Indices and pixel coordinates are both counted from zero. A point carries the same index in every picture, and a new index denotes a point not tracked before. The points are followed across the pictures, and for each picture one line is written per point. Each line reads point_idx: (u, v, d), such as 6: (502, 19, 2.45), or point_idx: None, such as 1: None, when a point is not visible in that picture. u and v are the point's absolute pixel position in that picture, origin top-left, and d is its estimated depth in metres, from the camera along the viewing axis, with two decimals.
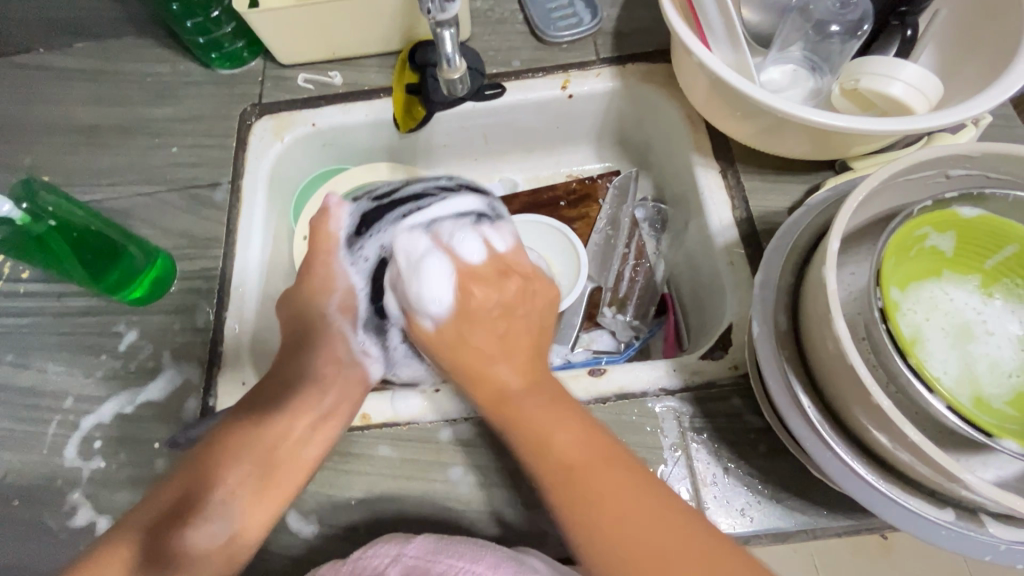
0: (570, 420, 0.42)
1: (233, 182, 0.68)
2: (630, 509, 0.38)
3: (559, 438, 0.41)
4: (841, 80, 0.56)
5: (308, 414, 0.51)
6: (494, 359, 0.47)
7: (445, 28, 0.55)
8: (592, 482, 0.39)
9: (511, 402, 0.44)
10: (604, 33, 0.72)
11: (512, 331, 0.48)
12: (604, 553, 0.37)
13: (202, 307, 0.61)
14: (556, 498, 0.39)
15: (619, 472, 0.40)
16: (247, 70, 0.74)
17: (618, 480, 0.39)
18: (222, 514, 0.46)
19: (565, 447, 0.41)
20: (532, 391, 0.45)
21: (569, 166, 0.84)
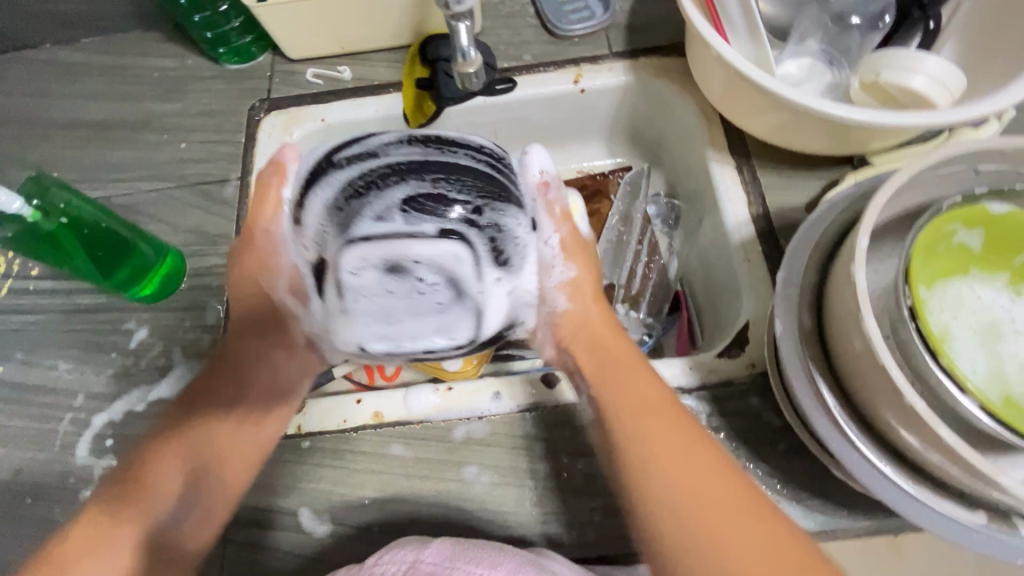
0: (645, 377, 0.48)
1: (242, 178, 0.67)
2: (688, 457, 0.42)
3: (662, 436, 0.43)
4: (862, 73, 0.55)
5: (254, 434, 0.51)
6: (597, 363, 0.49)
7: (461, 20, 0.55)
8: (664, 437, 0.43)
9: (612, 374, 0.48)
10: (617, 27, 0.71)
11: (598, 356, 0.50)
12: (657, 482, 0.42)
13: (213, 304, 0.61)
14: (627, 437, 0.44)
15: (681, 423, 0.44)
16: (256, 65, 0.73)
17: (677, 434, 0.43)
18: (188, 499, 0.48)
19: (637, 391, 0.46)
20: (645, 379, 0.48)
21: (580, 161, 0.82)
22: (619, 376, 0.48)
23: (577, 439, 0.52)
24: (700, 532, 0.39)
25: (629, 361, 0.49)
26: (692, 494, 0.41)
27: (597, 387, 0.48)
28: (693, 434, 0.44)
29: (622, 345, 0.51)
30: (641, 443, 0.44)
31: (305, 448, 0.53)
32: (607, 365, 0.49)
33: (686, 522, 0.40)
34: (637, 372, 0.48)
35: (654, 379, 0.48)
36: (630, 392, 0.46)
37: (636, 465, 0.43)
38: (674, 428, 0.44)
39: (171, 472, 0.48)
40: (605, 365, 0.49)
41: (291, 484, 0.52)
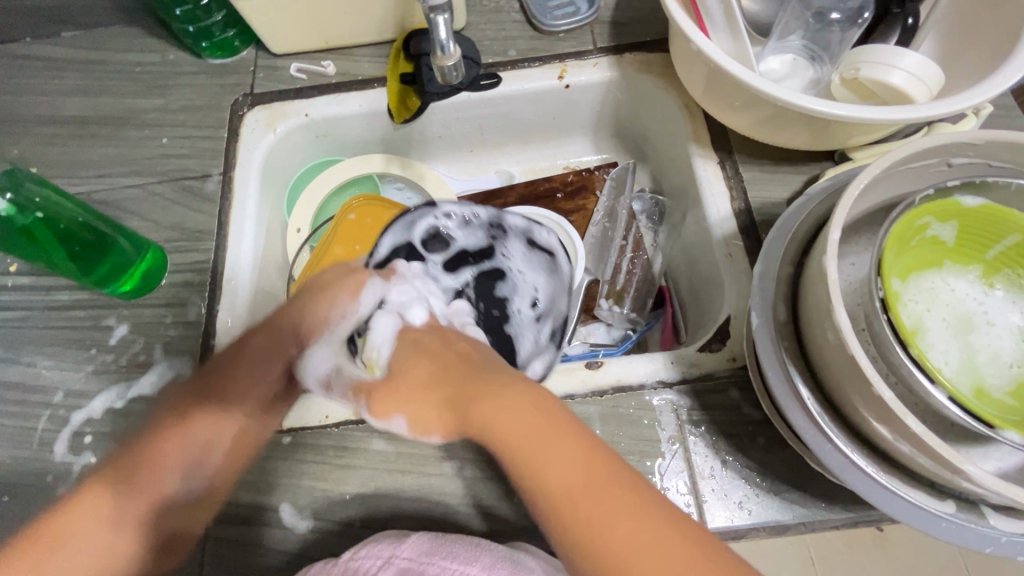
0: (516, 399, 0.36)
1: (225, 174, 0.67)
2: (580, 482, 0.33)
3: (525, 447, 0.34)
4: (842, 69, 0.55)
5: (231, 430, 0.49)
6: (470, 402, 0.38)
7: (439, 13, 0.54)
8: (551, 461, 0.33)
9: (465, 397, 0.39)
10: (601, 22, 0.71)
11: (448, 392, 0.41)
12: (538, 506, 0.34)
13: (194, 300, 0.61)
14: (526, 484, 0.34)
15: (568, 445, 0.34)
16: (239, 60, 0.72)
17: (567, 457, 0.34)
18: (191, 475, 0.47)
19: (513, 424, 0.35)
20: (493, 388, 0.38)
21: (566, 158, 0.83)
22: (501, 417, 0.36)
23: None
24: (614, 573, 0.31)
25: (496, 391, 0.37)
26: (601, 528, 0.32)
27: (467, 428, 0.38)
28: (579, 447, 0.34)
29: (471, 374, 0.41)
30: (539, 488, 0.33)
31: (286, 443, 0.53)
32: (461, 399, 0.39)
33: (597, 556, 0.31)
34: (492, 399, 0.37)
35: (531, 396, 0.37)
36: (513, 426, 0.35)
37: (532, 500, 0.34)
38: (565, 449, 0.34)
39: (173, 451, 0.47)
40: (463, 398, 0.39)
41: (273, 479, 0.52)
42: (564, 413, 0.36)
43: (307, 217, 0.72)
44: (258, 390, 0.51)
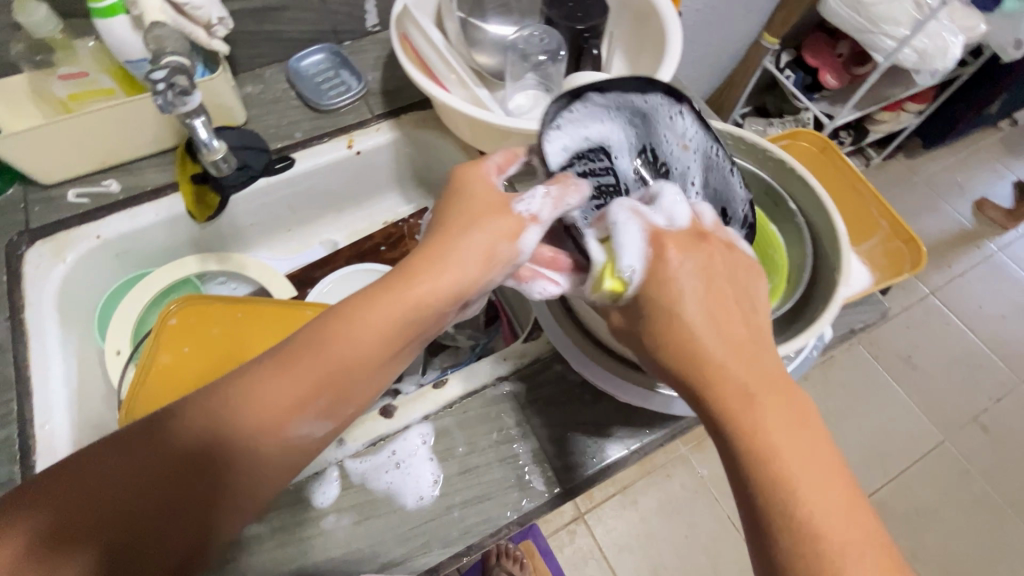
0: (788, 394, 0.37)
1: (12, 318, 0.62)
2: (808, 455, 0.36)
3: (763, 388, 0.37)
4: (566, 95, 0.71)
5: (292, 400, 0.42)
6: (738, 337, 0.39)
7: (194, 117, 0.61)
8: (805, 426, 0.37)
9: (735, 408, 0.37)
10: (373, 94, 0.81)
11: (710, 303, 0.40)
12: (746, 453, 0.36)
13: (0, 459, 0.55)
14: (715, 411, 0.37)
15: (781, 394, 0.37)
16: (5, 199, 0.69)
17: (796, 416, 0.37)
18: (254, 469, 0.42)
19: (758, 387, 0.37)
20: (736, 363, 0.38)
21: (382, 215, 0.90)
22: (729, 363, 0.38)
23: (465, 523, 0.53)
24: (783, 484, 0.35)
25: (703, 280, 0.41)
26: (769, 437, 0.36)
27: (749, 391, 0.37)
28: (810, 413, 0.38)
29: (755, 319, 0.41)
30: (756, 453, 0.35)
31: None
32: (671, 337, 0.40)
33: (815, 540, 0.33)
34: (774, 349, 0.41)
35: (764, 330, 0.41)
36: (756, 390, 0.37)
37: (746, 454, 0.36)
38: (789, 399, 0.37)
39: (247, 464, 0.41)
40: (689, 360, 0.39)
41: None
42: (789, 382, 0.38)
43: (126, 337, 0.70)
44: (312, 403, 0.42)
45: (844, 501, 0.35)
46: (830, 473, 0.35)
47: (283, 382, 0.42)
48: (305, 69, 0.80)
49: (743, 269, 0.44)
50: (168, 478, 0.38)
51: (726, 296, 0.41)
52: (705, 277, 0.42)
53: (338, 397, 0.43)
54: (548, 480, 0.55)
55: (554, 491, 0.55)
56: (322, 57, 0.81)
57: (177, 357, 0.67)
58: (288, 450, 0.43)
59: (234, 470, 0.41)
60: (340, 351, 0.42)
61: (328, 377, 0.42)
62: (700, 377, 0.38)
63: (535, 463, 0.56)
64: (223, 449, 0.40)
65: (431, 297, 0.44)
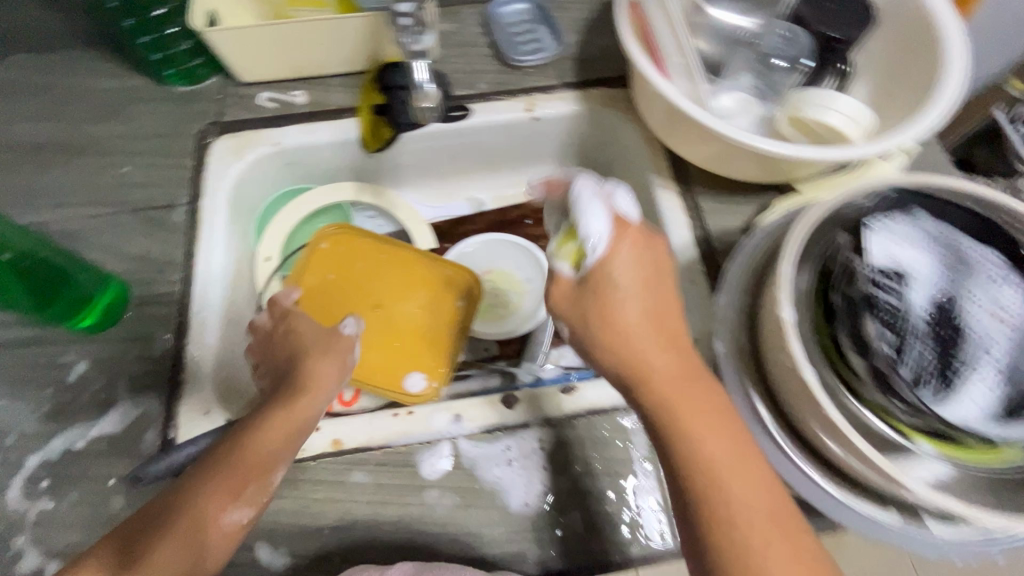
0: (756, 469, 0.39)
1: (191, 203, 0.66)
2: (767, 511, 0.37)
3: (702, 433, 0.39)
4: (788, 109, 0.61)
5: (279, 428, 0.47)
6: (695, 383, 0.41)
7: (418, 56, 0.61)
8: (740, 482, 0.38)
9: (688, 408, 0.39)
10: (566, 60, 0.75)
11: (677, 350, 0.42)
12: (727, 539, 0.36)
13: (160, 332, 0.59)
14: (699, 484, 0.38)
15: (744, 452, 0.39)
16: (205, 88, 0.72)
17: (731, 470, 0.38)
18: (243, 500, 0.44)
19: (716, 452, 0.38)
20: (699, 404, 0.40)
21: (534, 186, 0.85)
22: (654, 394, 0.40)
23: (564, 544, 0.51)
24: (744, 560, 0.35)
25: (639, 279, 0.43)
26: (736, 512, 0.37)
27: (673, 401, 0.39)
28: (740, 449, 0.39)
29: (684, 342, 0.42)
30: (708, 496, 0.37)
31: None
32: (656, 360, 0.41)
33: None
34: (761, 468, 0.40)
35: (707, 393, 0.41)
36: (693, 425, 0.39)
37: (701, 491, 0.37)
38: (723, 447, 0.39)
39: (244, 470, 0.44)
40: (648, 387, 0.40)
41: None
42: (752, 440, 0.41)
43: (277, 245, 0.72)
44: (299, 407, 0.49)
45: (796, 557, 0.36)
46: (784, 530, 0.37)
47: (266, 416, 0.48)
48: (505, 14, 0.76)
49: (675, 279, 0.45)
50: (154, 506, 0.42)
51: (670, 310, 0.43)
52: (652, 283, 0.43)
53: (296, 426, 0.48)
54: (660, 531, 0.51)
55: (665, 545, 0.50)
56: (524, 7, 0.77)
57: (322, 281, 0.68)
58: (276, 458, 0.46)
59: (196, 491, 0.42)
60: (320, 377, 0.52)
61: (295, 411, 0.49)
62: (661, 420, 0.40)
63: (651, 508, 0.52)
64: (223, 459, 0.44)
65: (339, 362, 0.54)
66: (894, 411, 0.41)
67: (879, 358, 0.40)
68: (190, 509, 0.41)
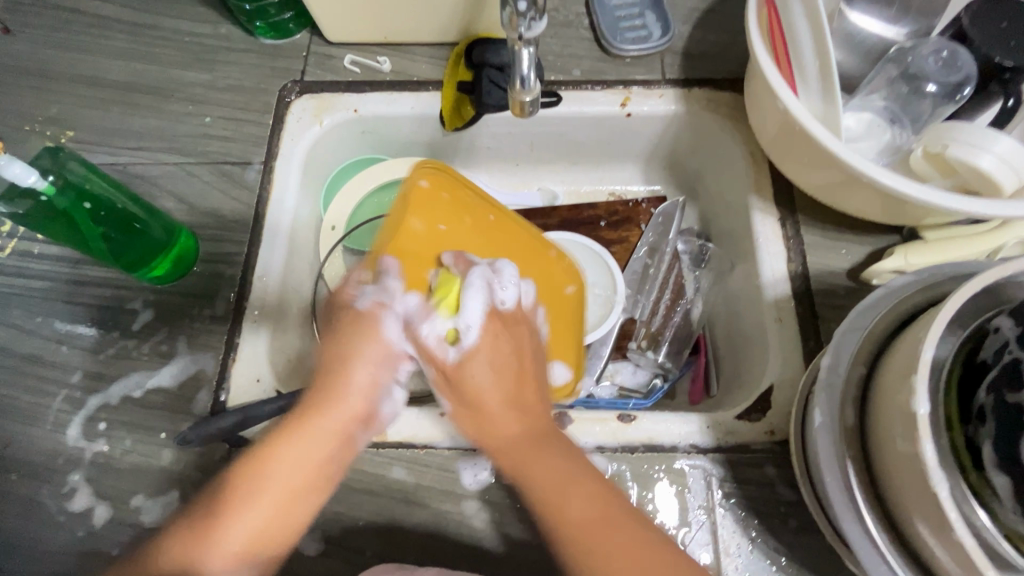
0: (620, 523, 0.40)
1: (266, 163, 0.65)
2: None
3: (558, 493, 0.41)
4: (926, 141, 0.53)
5: (300, 453, 0.45)
6: (513, 416, 0.47)
7: (528, 46, 0.50)
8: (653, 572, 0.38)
9: (520, 460, 0.44)
10: (672, 53, 0.68)
11: (515, 395, 0.48)
12: None
13: (223, 292, 0.59)
14: (570, 547, 0.40)
15: (585, 488, 0.42)
16: (292, 43, 0.70)
17: (631, 571, 0.38)
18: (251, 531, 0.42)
19: (545, 475, 0.43)
20: (538, 447, 0.44)
21: (612, 185, 0.79)
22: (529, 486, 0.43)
23: None
24: None
25: (504, 368, 0.49)
26: (620, 570, 0.38)
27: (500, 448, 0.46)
28: (659, 552, 0.39)
29: (542, 414, 0.48)
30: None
31: None
32: (519, 444, 0.45)
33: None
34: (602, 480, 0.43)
35: (584, 480, 0.42)
36: (541, 472, 0.43)
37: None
38: (608, 536, 0.39)
39: (266, 491, 0.43)
40: (516, 463, 0.44)
41: None
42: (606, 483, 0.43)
43: (344, 215, 0.71)
44: (341, 423, 0.47)
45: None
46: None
47: (287, 431, 0.45)
48: None
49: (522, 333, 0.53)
50: (203, 521, 0.42)
51: (530, 374, 0.50)
52: (496, 355, 0.50)
53: (329, 447, 0.46)
54: None
55: None
56: None
57: (429, 230, 0.58)
58: (310, 470, 0.45)
59: (268, 484, 0.43)
60: (320, 425, 0.46)
61: (326, 429, 0.46)
62: (553, 531, 0.40)
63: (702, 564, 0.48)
64: (250, 479, 0.43)
65: (379, 374, 0.49)
66: None
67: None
68: (211, 540, 0.41)
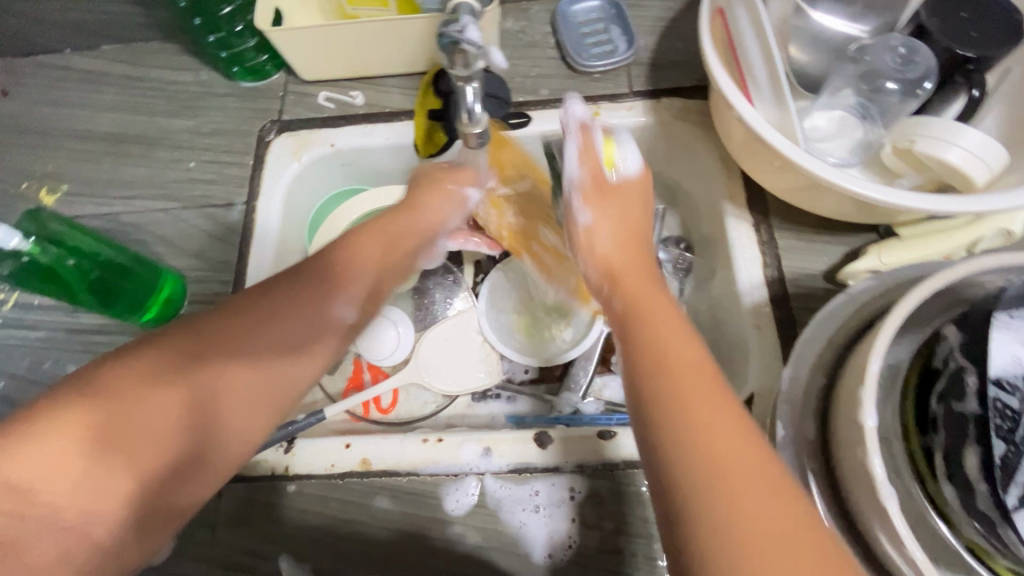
0: (728, 407, 0.33)
1: (248, 203, 0.67)
2: (767, 509, 0.30)
3: (687, 371, 0.35)
4: (896, 137, 0.52)
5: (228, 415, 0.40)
6: (633, 255, 0.46)
7: (468, 82, 0.44)
8: (760, 495, 0.30)
9: (635, 278, 0.43)
10: (639, 65, 0.69)
11: (625, 223, 0.48)
12: (709, 496, 0.30)
13: None
14: (670, 418, 0.33)
15: (731, 409, 0.33)
16: (269, 84, 0.73)
17: (725, 436, 0.32)
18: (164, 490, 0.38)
19: (676, 350, 0.36)
20: (653, 279, 0.44)
21: None
22: (621, 296, 0.42)
23: None
24: (722, 508, 0.30)
25: (631, 229, 0.48)
26: (717, 461, 0.31)
27: (611, 272, 0.45)
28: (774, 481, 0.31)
29: (644, 246, 0.47)
30: (677, 463, 0.32)
31: (290, 490, 0.53)
32: (624, 259, 0.46)
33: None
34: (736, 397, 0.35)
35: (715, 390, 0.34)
36: (672, 350, 0.36)
37: (670, 451, 0.32)
38: (708, 409, 0.33)
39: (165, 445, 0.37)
40: (615, 275, 0.45)
41: (277, 526, 0.52)
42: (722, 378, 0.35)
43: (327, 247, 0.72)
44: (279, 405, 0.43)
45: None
46: (788, 538, 0.29)
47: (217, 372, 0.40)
48: (576, 10, 0.70)
49: (636, 204, 0.50)
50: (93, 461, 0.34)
51: (637, 217, 0.49)
52: (629, 202, 0.50)
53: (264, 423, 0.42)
54: None
55: None
56: (598, 4, 0.71)
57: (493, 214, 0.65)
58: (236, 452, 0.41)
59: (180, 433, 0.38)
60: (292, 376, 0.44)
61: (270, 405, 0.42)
62: (640, 377, 0.36)
63: None
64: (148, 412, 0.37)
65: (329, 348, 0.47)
66: (984, 544, 0.31)
67: (982, 500, 0.30)
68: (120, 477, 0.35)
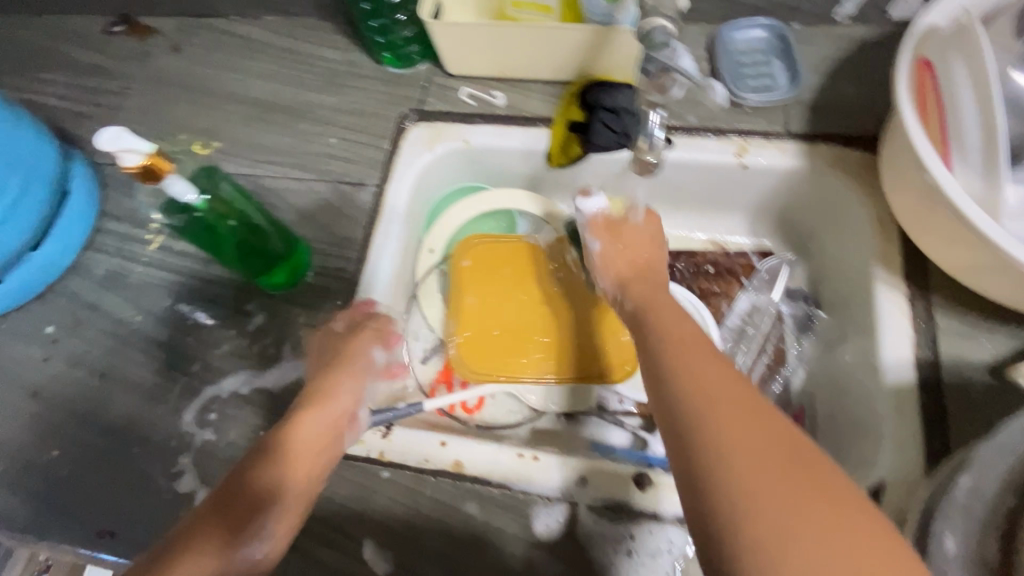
0: (732, 383, 0.39)
1: (379, 186, 0.69)
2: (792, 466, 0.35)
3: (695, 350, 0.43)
4: None
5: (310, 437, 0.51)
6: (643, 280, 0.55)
7: None
8: (777, 436, 0.36)
9: (653, 302, 0.51)
10: (798, 104, 0.65)
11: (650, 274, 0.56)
12: (723, 453, 0.35)
13: (330, 304, 0.63)
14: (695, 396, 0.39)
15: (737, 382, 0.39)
16: (414, 72, 0.74)
17: (727, 400, 0.38)
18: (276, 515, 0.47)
19: (688, 341, 0.44)
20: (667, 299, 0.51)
21: (713, 233, 0.75)
22: (653, 314, 0.49)
23: None
24: (728, 470, 0.35)
25: (648, 265, 0.58)
26: (726, 428, 0.36)
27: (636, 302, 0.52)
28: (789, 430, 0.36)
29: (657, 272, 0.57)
30: (709, 428, 0.37)
31: (384, 478, 0.54)
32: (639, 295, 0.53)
33: (774, 538, 0.32)
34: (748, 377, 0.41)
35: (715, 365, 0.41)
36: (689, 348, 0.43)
37: (696, 415, 0.38)
38: (720, 382, 0.39)
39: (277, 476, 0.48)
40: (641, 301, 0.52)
41: (366, 511, 0.53)
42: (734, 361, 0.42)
43: (442, 240, 0.73)
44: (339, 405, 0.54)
45: (830, 515, 0.32)
46: (827, 484, 0.34)
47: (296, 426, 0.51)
48: (738, 37, 0.66)
49: (652, 236, 0.61)
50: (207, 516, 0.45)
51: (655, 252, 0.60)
52: (644, 241, 0.60)
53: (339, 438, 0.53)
54: None
55: None
56: (762, 34, 0.66)
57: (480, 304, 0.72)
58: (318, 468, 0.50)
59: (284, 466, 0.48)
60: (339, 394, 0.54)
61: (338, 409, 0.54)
62: (660, 360, 0.43)
63: None
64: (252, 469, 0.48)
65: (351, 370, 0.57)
66: None
67: None
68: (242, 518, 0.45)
